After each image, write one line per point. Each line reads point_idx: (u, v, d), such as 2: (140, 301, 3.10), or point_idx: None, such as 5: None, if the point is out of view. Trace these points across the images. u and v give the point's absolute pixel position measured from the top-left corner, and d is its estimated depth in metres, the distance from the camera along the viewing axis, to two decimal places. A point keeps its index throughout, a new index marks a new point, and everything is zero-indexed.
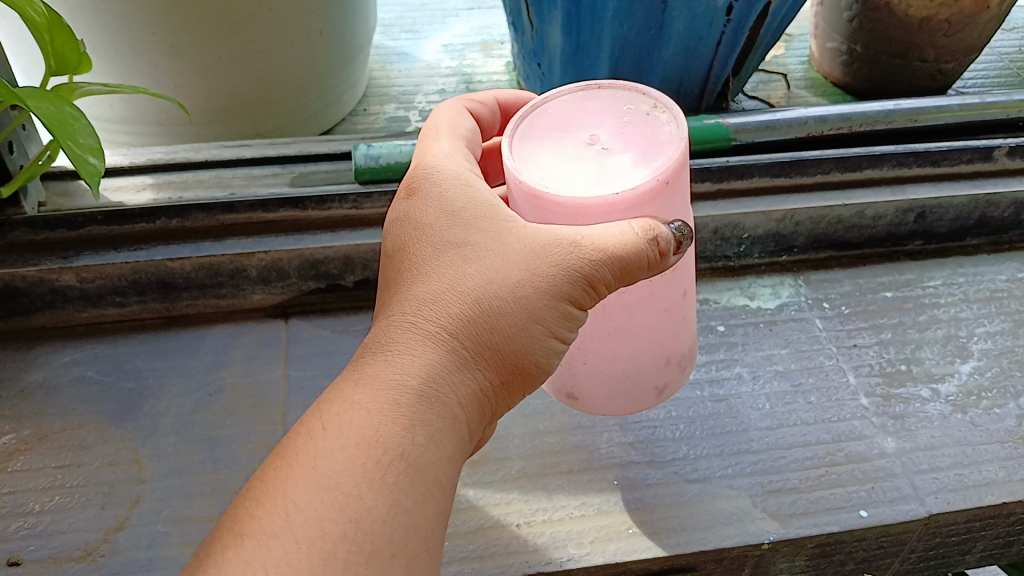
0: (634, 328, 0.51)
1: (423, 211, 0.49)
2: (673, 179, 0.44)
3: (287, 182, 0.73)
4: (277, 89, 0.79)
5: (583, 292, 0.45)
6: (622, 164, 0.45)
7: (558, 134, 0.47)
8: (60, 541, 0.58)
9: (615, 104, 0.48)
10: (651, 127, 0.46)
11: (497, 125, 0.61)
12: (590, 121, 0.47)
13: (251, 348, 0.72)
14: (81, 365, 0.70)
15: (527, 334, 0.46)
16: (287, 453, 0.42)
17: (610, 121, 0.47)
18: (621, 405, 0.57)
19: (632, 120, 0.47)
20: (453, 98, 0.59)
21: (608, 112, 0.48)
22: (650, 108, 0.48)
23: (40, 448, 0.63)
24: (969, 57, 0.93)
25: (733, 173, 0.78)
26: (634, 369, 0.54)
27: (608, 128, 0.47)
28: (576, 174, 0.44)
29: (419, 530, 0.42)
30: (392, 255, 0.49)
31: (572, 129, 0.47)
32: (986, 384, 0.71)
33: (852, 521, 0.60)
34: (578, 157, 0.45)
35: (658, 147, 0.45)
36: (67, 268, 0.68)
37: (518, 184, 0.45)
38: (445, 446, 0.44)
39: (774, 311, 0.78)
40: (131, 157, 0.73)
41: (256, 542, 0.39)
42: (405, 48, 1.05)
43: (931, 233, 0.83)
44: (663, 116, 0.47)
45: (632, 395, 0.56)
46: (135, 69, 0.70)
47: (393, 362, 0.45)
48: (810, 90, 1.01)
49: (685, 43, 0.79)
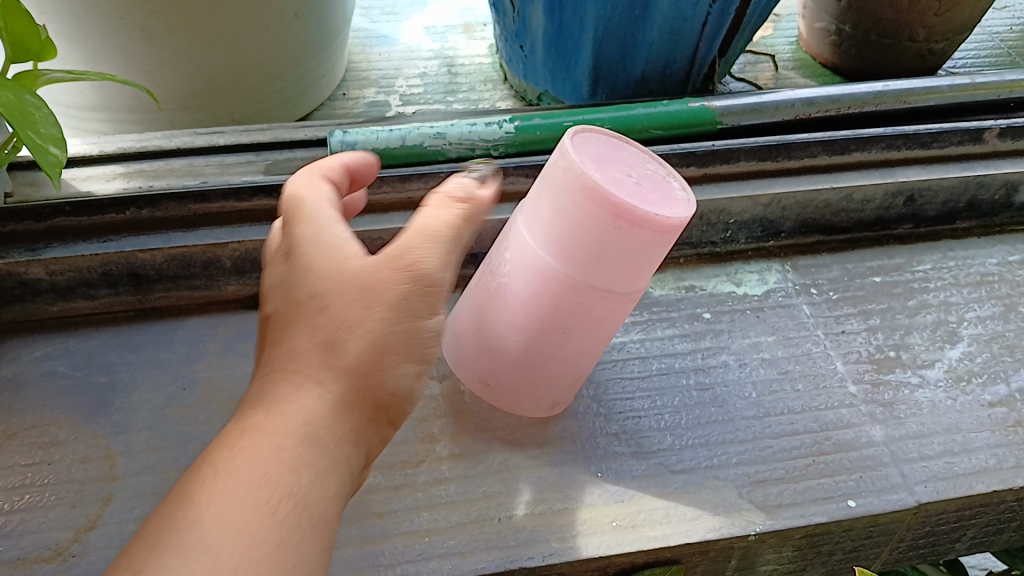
0: (625, 262, 0.52)
1: (294, 253, 0.46)
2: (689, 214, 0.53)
3: (261, 169, 0.71)
4: (251, 73, 0.77)
5: (426, 302, 0.46)
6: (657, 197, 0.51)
7: (598, 159, 0.53)
8: (30, 542, 0.56)
9: (637, 159, 0.55)
10: (665, 186, 0.53)
11: (345, 190, 0.54)
12: (618, 163, 0.54)
13: (226, 340, 0.70)
14: (52, 360, 0.68)
15: (389, 369, 0.45)
16: (197, 471, 0.39)
17: (634, 173, 0.53)
18: (560, 389, 0.62)
19: (652, 179, 0.54)
20: (298, 171, 0.51)
21: (632, 166, 0.54)
22: (665, 174, 0.54)
23: (9, 446, 0.62)
24: (960, 36, 0.92)
25: (719, 156, 0.76)
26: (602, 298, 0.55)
27: (626, 166, 0.54)
28: (629, 192, 0.50)
29: (324, 531, 0.40)
30: (275, 291, 0.46)
31: (604, 162, 0.53)
32: (976, 369, 0.70)
33: (839, 512, 0.59)
34: (608, 180, 0.51)
35: (670, 203, 0.51)
36: (35, 260, 0.66)
37: (576, 178, 0.50)
38: (338, 458, 0.42)
39: (761, 297, 0.77)
40: (100, 144, 0.71)
41: (190, 532, 0.36)
42: (385, 30, 1.03)
43: (920, 216, 0.82)
44: (675, 183, 0.53)
45: (583, 339, 0.58)
46: (103, 55, 0.68)
47: (284, 400, 0.42)
48: (798, 71, 0.99)
49: (670, 25, 0.76)
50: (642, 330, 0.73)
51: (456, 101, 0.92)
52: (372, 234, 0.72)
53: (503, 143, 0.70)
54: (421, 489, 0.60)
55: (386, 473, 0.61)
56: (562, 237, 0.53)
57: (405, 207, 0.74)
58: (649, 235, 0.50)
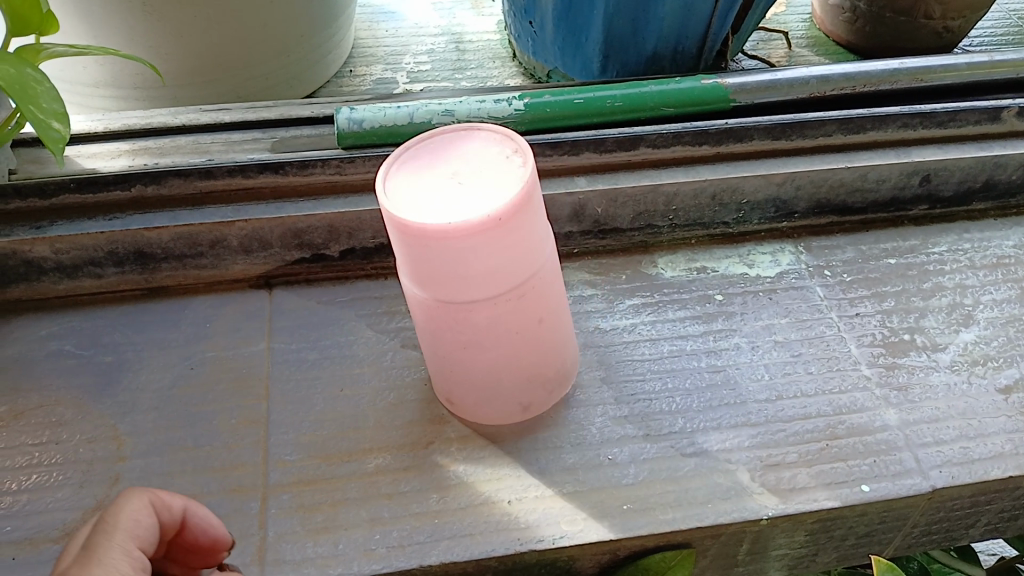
0: (485, 270, 0.51)
1: None
2: (530, 199, 0.50)
3: (267, 147, 0.70)
4: (257, 50, 0.75)
5: None
6: (485, 192, 0.49)
7: (446, 177, 0.51)
8: (37, 522, 0.56)
9: (474, 151, 0.53)
10: (503, 170, 0.51)
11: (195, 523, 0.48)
12: (477, 160, 0.52)
13: (233, 320, 0.69)
14: (58, 339, 0.67)
15: None
16: None
17: (477, 160, 0.52)
18: (519, 392, 0.60)
19: (494, 162, 0.52)
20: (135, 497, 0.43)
21: (483, 156, 0.52)
22: (507, 152, 0.52)
23: (15, 426, 0.61)
24: (977, 13, 0.90)
25: (731, 134, 0.75)
26: (498, 305, 0.54)
27: (472, 159, 0.52)
28: (446, 203, 0.49)
29: None
30: (120, 529, 0.41)
31: (454, 172, 0.52)
32: (992, 353, 0.69)
33: (853, 496, 0.58)
34: (494, 188, 0.50)
35: (500, 190, 0.49)
36: (40, 239, 0.65)
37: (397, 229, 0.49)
38: None
39: (774, 279, 0.75)
40: (106, 122, 0.70)
41: None
42: (392, 6, 1.01)
43: (936, 197, 0.81)
44: (514, 160, 0.51)
45: (504, 348, 0.57)
46: (106, 29, 0.67)
47: None
48: (812, 49, 0.98)
49: (683, 0, 0.75)
50: (653, 311, 0.72)
51: (464, 78, 0.90)
52: (381, 213, 0.70)
53: (513, 121, 0.69)
54: (430, 471, 0.60)
55: (395, 455, 0.61)
56: (405, 267, 0.53)
57: None
58: (473, 241, 0.48)
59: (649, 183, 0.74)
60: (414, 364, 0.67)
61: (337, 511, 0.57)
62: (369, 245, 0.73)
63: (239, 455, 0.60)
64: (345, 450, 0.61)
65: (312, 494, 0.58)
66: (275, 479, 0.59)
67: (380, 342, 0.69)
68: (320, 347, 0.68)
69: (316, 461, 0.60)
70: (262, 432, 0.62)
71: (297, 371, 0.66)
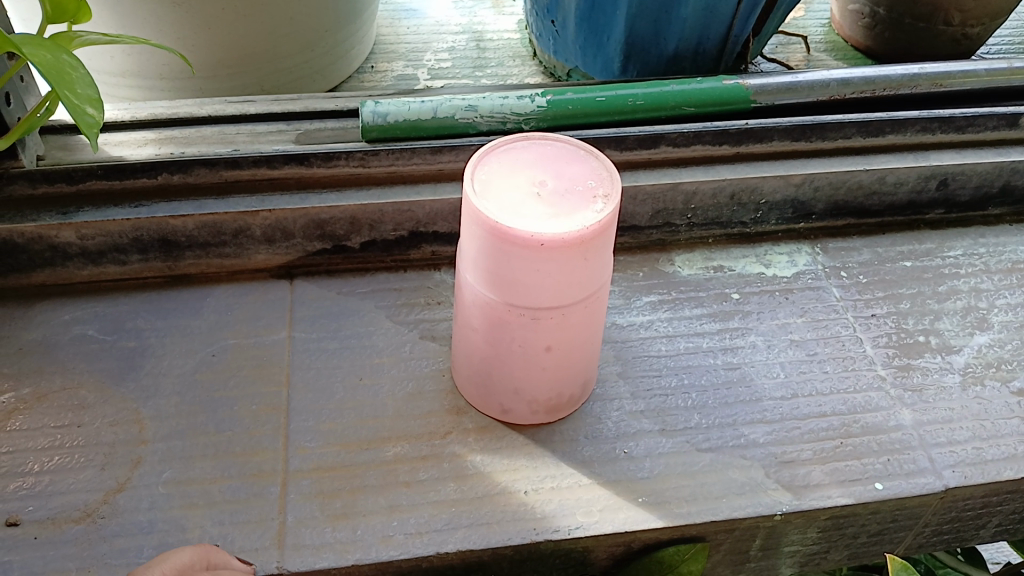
0: (535, 282, 0.53)
1: None
2: (593, 240, 0.51)
3: (291, 138, 0.71)
4: (282, 42, 0.76)
5: None
6: (555, 216, 0.51)
7: (528, 178, 0.53)
8: (60, 502, 0.57)
9: (553, 163, 0.54)
10: (569, 195, 0.52)
11: None
12: (554, 169, 0.54)
13: (254, 309, 0.70)
14: (81, 324, 0.68)
15: None
16: None
17: (564, 178, 0.53)
18: (513, 399, 0.61)
19: (580, 188, 0.53)
20: None
21: (562, 169, 0.54)
22: (594, 182, 0.53)
23: (39, 408, 0.62)
24: (996, 20, 0.91)
25: (751, 135, 0.75)
26: (552, 318, 0.55)
27: (564, 181, 0.53)
28: (508, 207, 0.51)
29: None
30: None
31: (532, 175, 0.54)
32: (1006, 356, 0.70)
33: (866, 494, 0.59)
34: (552, 202, 0.52)
35: (567, 213, 0.51)
36: (67, 224, 0.66)
37: (476, 219, 0.51)
38: None
39: (790, 279, 0.76)
40: (132, 111, 0.71)
41: None
42: (413, 4, 1.02)
43: (952, 202, 0.81)
44: (596, 189, 0.52)
45: (522, 354, 0.57)
46: (135, 19, 0.68)
47: None
48: (830, 54, 0.98)
49: (705, 1, 0.75)
50: (670, 309, 0.73)
51: (484, 76, 0.91)
52: (403, 205, 0.71)
53: (535, 117, 0.69)
54: (448, 460, 0.60)
55: (413, 444, 0.61)
56: (473, 266, 0.55)
57: (435, 179, 0.73)
58: (527, 250, 0.50)
59: (669, 181, 0.74)
60: (433, 355, 0.68)
61: (355, 498, 0.58)
62: (390, 237, 0.74)
63: (259, 441, 0.61)
64: (364, 438, 0.62)
65: (331, 481, 0.59)
66: (295, 465, 0.60)
67: (399, 333, 0.69)
68: (341, 338, 0.69)
69: (336, 448, 0.61)
70: (282, 418, 0.62)
71: (318, 361, 0.67)
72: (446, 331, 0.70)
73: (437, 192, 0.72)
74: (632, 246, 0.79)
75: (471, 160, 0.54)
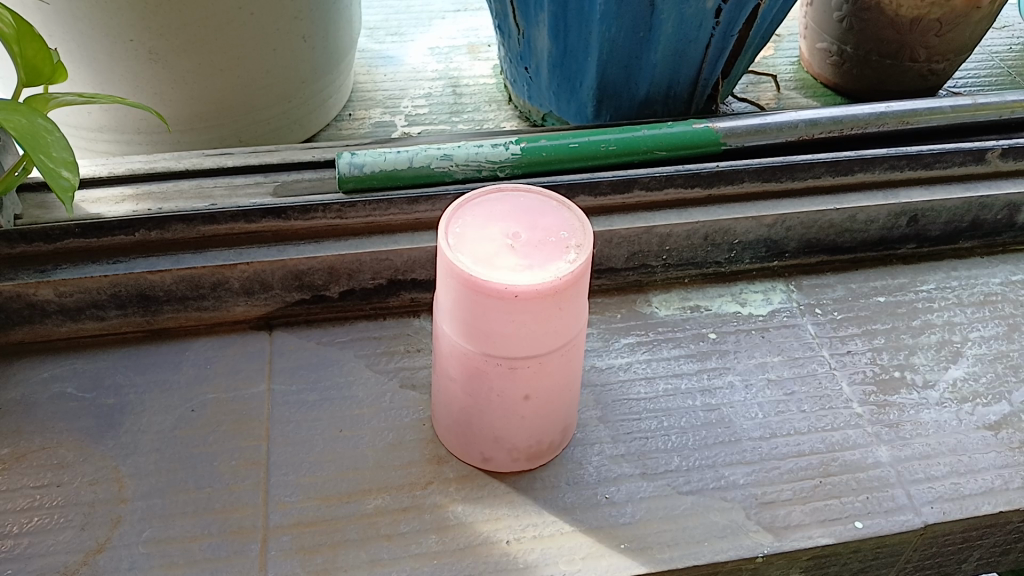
0: (510, 332, 0.53)
1: None
2: (567, 289, 0.51)
3: (269, 191, 0.72)
4: (259, 94, 0.77)
5: None
6: (529, 266, 0.51)
7: (502, 229, 0.54)
8: (39, 565, 0.56)
9: (527, 213, 0.55)
10: (542, 245, 0.53)
11: None
12: (526, 220, 0.54)
13: (234, 361, 0.70)
14: (60, 381, 0.68)
15: None
16: None
17: (536, 229, 0.54)
18: (494, 448, 0.61)
19: (551, 238, 0.53)
20: None
21: (535, 221, 0.54)
22: (566, 233, 0.54)
23: (18, 468, 0.62)
24: (960, 56, 0.93)
25: (722, 177, 0.76)
26: (528, 368, 0.55)
27: (538, 232, 0.54)
28: (482, 258, 0.52)
29: None
30: None
31: (506, 227, 0.54)
32: (980, 390, 0.71)
33: (847, 533, 0.60)
34: (526, 253, 0.53)
35: (540, 264, 0.52)
36: (44, 282, 0.66)
37: (450, 271, 0.52)
38: None
39: (766, 318, 0.77)
40: (110, 167, 0.71)
41: None
42: (390, 51, 1.04)
43: (923, 236, 0.83)
44: (569, 239, 0.53)
45: (501, 403, 0.58)
46: (111, 76, 0.69)
47: None
48: (800, 91, 1.00)
49: (673, 47, 0.77)
50: (648, 350, 0.73)
51: (461, 122, 0.92)
52: (380, 254, 0.72)
53: (509, 164, 0.71)
54: (429, 511, 0.60)
55: (394, 495, 0.61)
56: (449, 317, 0.55)
57: (412, 228, 0.73)
58: (502, 302, 0.51)
59: (643, 225, 0.75)
60: (412, 404, 0.68)
61: (336, 553, 0.58)
62: (368, 285, 0.74)
63: (240, 497, 0.61)
64: (345, 491, 0.61)
65: (312, 536, 0.58)
66: (276, 520, 0.59)
67: (378, 382, 0.69)
68: (320, 389, 0.69)
69: (317, 502, 0.61)
70: (262, 473, 0.62)
71: (298, 413, 0.67)
72: (425, 379, 0.70)
73: (414, 241, 0.72)
74: (609, 288, 0.79)
75: (445, 213, 0.55)
